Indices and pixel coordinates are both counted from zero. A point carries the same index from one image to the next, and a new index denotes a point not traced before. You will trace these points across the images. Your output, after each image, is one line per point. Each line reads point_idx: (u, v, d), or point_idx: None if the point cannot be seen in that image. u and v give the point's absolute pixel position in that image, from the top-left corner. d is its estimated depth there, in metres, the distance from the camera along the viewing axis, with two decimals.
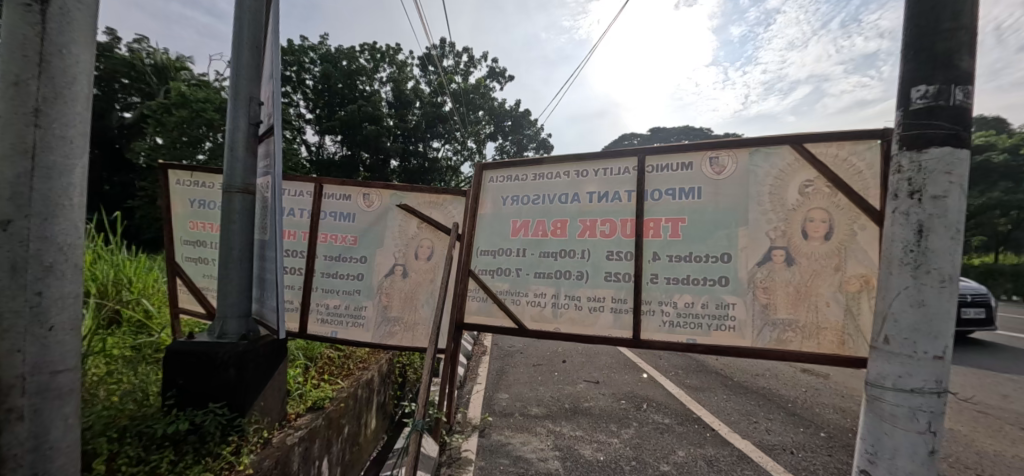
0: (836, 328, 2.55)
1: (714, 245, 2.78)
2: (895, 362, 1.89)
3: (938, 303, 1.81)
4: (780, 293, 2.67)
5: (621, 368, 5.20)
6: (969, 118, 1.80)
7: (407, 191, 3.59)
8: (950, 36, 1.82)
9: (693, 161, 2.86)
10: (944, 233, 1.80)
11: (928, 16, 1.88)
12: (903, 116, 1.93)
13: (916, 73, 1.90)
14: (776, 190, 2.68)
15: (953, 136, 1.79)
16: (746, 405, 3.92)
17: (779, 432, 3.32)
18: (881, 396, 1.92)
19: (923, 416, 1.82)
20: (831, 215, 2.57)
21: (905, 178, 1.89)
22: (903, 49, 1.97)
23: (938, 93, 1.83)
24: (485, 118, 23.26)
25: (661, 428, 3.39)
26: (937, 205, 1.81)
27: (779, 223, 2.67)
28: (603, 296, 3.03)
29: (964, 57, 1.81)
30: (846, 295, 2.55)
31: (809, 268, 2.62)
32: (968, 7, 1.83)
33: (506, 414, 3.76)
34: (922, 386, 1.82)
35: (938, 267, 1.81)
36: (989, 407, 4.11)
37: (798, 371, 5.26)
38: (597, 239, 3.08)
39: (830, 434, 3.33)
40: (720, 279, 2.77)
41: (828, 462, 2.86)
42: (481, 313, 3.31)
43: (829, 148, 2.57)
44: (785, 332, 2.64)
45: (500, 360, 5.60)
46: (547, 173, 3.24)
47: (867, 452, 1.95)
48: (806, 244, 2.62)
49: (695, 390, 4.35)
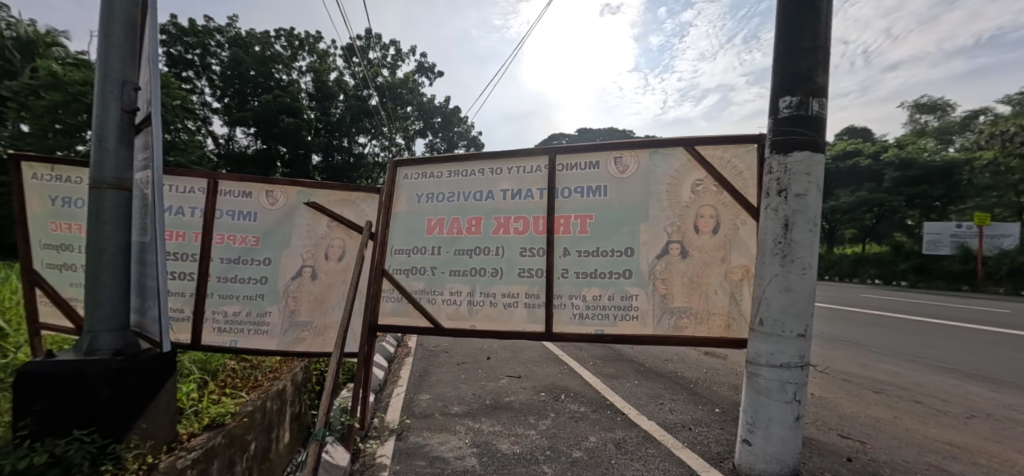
0: (723, 314, 2.83)
1: (618, 240, 2.94)
2: (769, 342, 2.31)
3: (801, 287, 2.27)
4: (677, 284, 2.89)
5: (542, 361, 5.34)
6: (822, 127, 2.30)
7: (315, 188, 3.38)
8: (811, 56, 2.32)
9: (599, 161, 3.00)
10: (803, 227, 2.27)
11: (793, 40, 2.36)
12: (774, 122, 2.39)
13: (788, 86, 2.37)
14: (673, 188, 2.90)
15: (811, 142, 2.28)
16: (654, 389, 4.22)
17: (680, 411, 3.60)
18: (758, 372, 2.33)
19: (790, 387, 2.26)
20: (718, 212, 2.84)
21: (775, 178, 2.33)
22: (775, 64, 2.44)
23: (800, 104, 2.31)
24: (414, 114, 22.92)
25: (576, 417, 3.52)
26: (799, 202, 2.26)
27: (674, 218, 2.89)
28: (516, 292, 3.09)
29: (819, 75, 2.32)
30: (731, 283, 2.84)
31: (700, 261, 2.87)
32: (824, 33, 2.32)
33: (427, 415, 3.69)
34: (790, 361, 2.26)
35: (800, 257, 2.27)
36: (850, 375, 4.80)
37: (701, 353, 5.76)
38: (511, 236, 3.12)
39: (723, 409, 3.68)
40: (624, 273, 2.94)
41: (720, 434, 3.13)
42: (396, 314, 3.23)
43: (716, 150, 2.84)
44: (681, 319, 2.87)
45: (424, 360, 5.53)
46: (462, 170, 3.23)
47: (748, 422, 2.40)
48: (697, 238, 2.87)
49: (609, 378, 4.59)
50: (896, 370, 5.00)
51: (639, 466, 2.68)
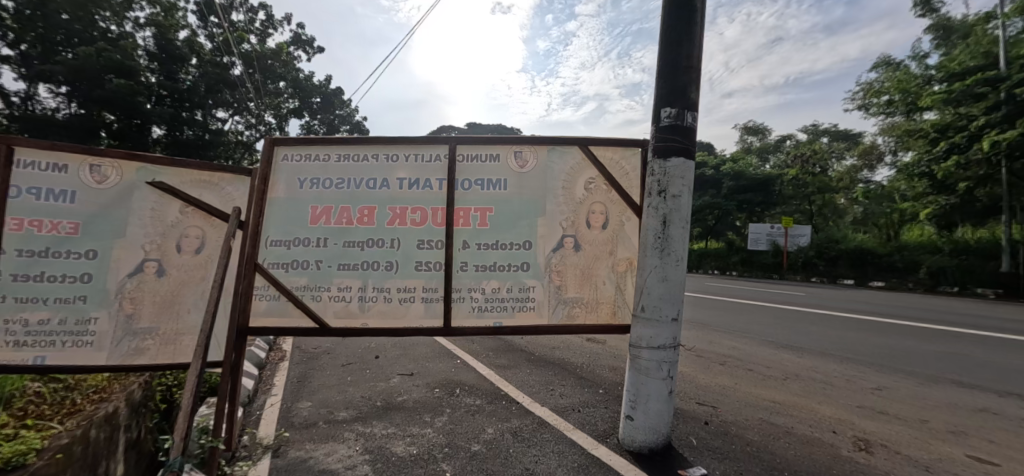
0: (609, 302, 3.08)
1: (517, 233, 2.99)
2: (648, 326, 2.56)
3: (675, 277, 2.55)
4: (570, 275, 3.05)
5: (436, 356, 5.22)
6: (695, 136, 2.61)
7: (164, 165, 2.78)
8: (686, 73, 2.62)
9: (500, 154, 3.00)
10: (678, 224, 2.55)
11: (673, 57, 2.64)
12: (657, 130, 2.66)
13: (668, 98, 2.65)
14: (568, 184, 3.03)
15: (685, 150, 2.58)
16: (545, 376, 4.41)
17: (569, 395, 3.83)
18: (640, 354, 2.58)
19: (665, 366, 2.54)
20: (607, 208, 3.07)
21: (656, 180, 2.60)
22: (659, 76, 2.71)
23: (678, 114, 2.61)
24: (287, 90, 20.69)
25: (472, 410, 3.52)
26: (674, 202, 2.55)
27: (569, 213, 3.04)
28: (412, 286, 2.95)
29: (693, 90, 2.64)
30: (617, 274, 3.10)
31: (591, 253, 3.07)
32: (696, 54, 2.64)
33: (310, 425, 3.34)
34: (665, 342, 2.54)
35: (675, 251, 2.55)
36: (702, 351, 5.64)
37: (584, 339, 6.21)
38: (407, 227, 2.96)
39: (606, 390, 4.01)
40: (522, 266, 3.00)
41: (605, 413, 3.40)
42: (273, 314, 2.85)
43: (606, 152, 3.05)
44: (574, 308, 3.04)
45: (302, 364, 5.00)
46: (354, 154, 2.97)
47: (631, 399, 2.65)
48: (588, 232, 3.06)
49: (503, 369, 4.68)
50: (734, 344, 6.01)
51: (536, 451, 2.76)
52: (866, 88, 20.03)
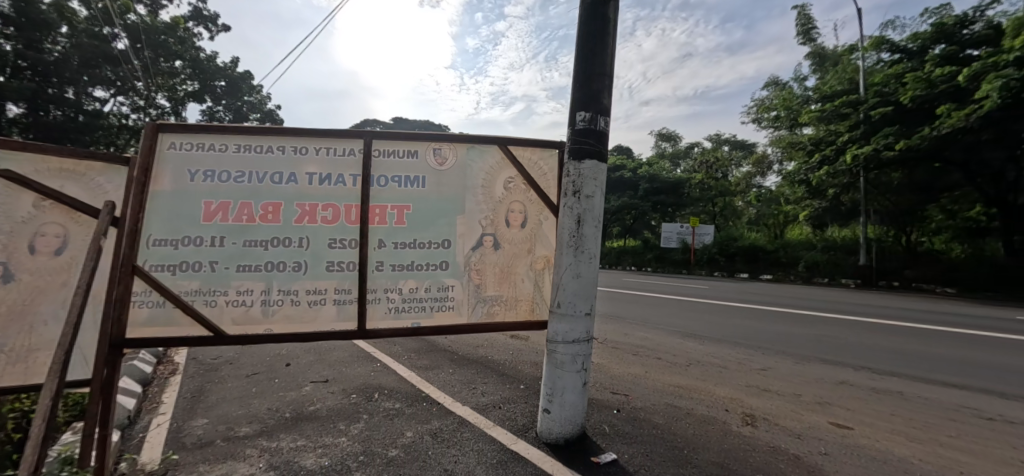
0: (528, 300, 3.17)
1: (436, 232, 2.95)
2: (563, 322, 2.66)
3: (587, 275, 2.67)
4: (489, 273, 3.07)
5: (354, 360, 4.99)
6: (606, 140, 2.75)
7: (10, 149, 2.33)
8: (599, 81, 2.76)
9: (418, 150, 2.93)
10: (591, 223, 2.67)
11: (588, 63, 2.76)
12: (572, 133, 2.76)
13: (583, 102, 2.77)
14: (487, 183, 3.05)
15: (597, 152, 2.71)
16: (467, 375, 4.40)
17: (491, 392, 3.85)
18: (556, 349, 2.67)
19: (579, 359, 2.66)
20: (525, 208, 3.14)
21: (572, 180, 2.70)
22: (574, 82, 2.82)
23: (591, 119, 2.72)
24: (185, 71, 18.55)
25: (391, 415, 3.40)
26: (587, 202, 2.66)
27: (488, 212, 3.06)
28: (324, 288, 2.79)
29: (605, 96, 2.78)
30: (536, 271, 3.19)
31: (510, 251, 3.13)
32: (609, 62, 2.78)
33: (205, 444, 3.01)
34: (580, 336, 2.65)
35: (588, 249, 2.67)
36: (617, 343, 5.99)
37: (508, 336, 6.30)
38: (317, 225, 2.78)
39: (526, 385, 4.10)
40: (441, 264, 2.97)
41: (525, 408, 3.47)
42: (157, 323, 2.52)
43: (525, 152, 3.11)
44: (494, 306, 3.08)
45: (199, 377, 4.50)
46: (255, 146, 2.72)
47: (548, 393, 2.74)
48: (508, 231, 3.11)
49: (425, 370, 4.59)
50: (646, 335, 6.47)
51: (456, 451, 2.74)
52: (759, 104, 22.63)
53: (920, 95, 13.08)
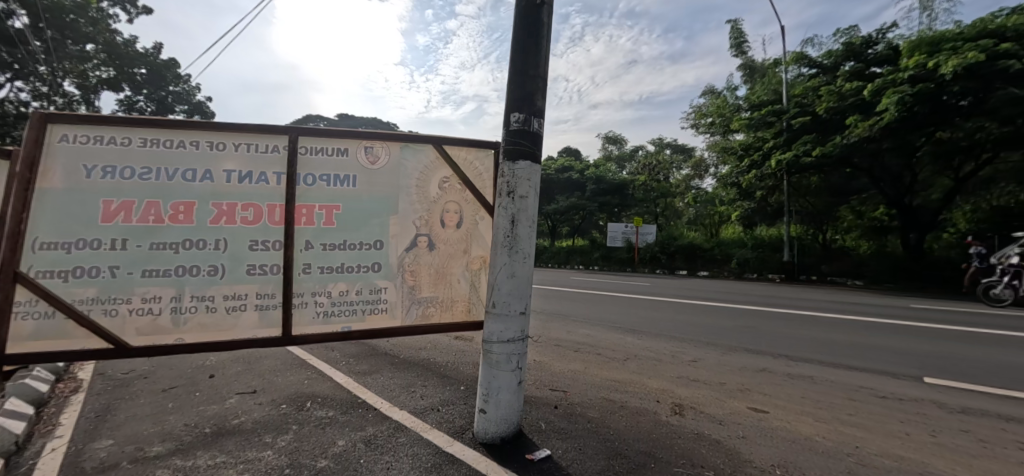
0: (464, 300, 3.31)
1: (368, 233, 2.96)
2: (498, 322, 2.68)
3: (522, 274, 2.71)
4: (424, 274, 3.16)
5: (286, 368, 4.73)
6: (540, 142, 2.80)
7: None
8: (533, 82, 2.79)
9: (348, 148, 2.88)
10: (525, 224, 2.72)
11: (522, 65, 2.80)
12: (507, 134, 2.78)
13: (517, 103, 2.79)
14: (422, 183, 3.09)
15: (531, 154, 2.74)
16: (407, 378, 4.31)
17: (429, 395, 3.80)
18: (491, 349, 2.69)
19: (514, 358, 2.69)
20: (461, 208, 3.24)
21: (506, 181, 2.72)
22: (509, 82, 2.83)
23: (525, 120, 2.76)
24: (97, 56, 16.81)
25: (323, 423, 3.26)
26: (521, 203, 2.70)
27: (423, 212, 3.12)
28: (243, 293, 2.69)
29: (539, 99, 2.83)
30: (472, 272, 3.33)
31: (446, 252, 3.23)
32: (542, 65, 2.83)
33: (107, 468, 2.73)
34: (513, 336, 2.68)
35: (522, 249, 2.71)
36: (561, 340, 6.12)
37: (452, 338, 6.24)
38: (236, 226, 2.65)
39: (467, 386, 4.09)
40: (373, 266, 3.00)
41: (463, 409, 3.45)
42: (45, 336, 2.27)
43: (462, 152, 3.21)
44: (429, 308, 3.18)
45: (105, 394, 4.07)
46: (163, 140, 2.50)
47: (484, 394, 2.74)
48: (443, 231, 3.21)
49: (363, 375, 4.44)
50: (588, 332, 6.66)
51: (389, 457, 2.67)
52: (696, 111, 24.00)
53: (833, 107, 14.48)
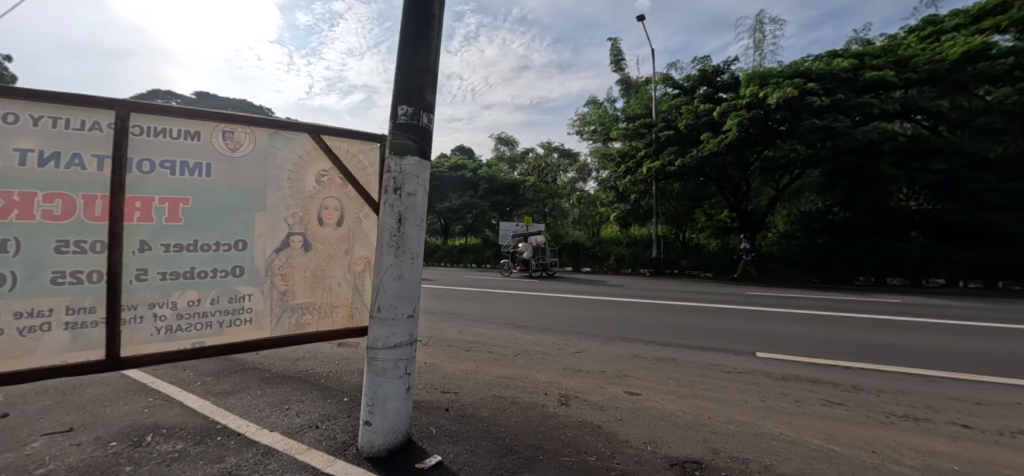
0: (346, 305, 3.29)
1: (227, 231, 2.73)
2: (384, 326, 2.53)
3: (410, 275, 2.60)
4: (299, 278, 3.06)
5: (119, 396, 3.89)
6: (429, 138, 2.71)
7: None
8: (423, 75, 2.69)
9: (201, 131, 2.59)
10: (412, 222, 2.61)
11: (411, 55, 2.67)
12: (394, 127, 2.63)
13: (404, 96, 2.66)
14: (296, 176, 2.95)
15: (419, 149, 2.64)
16: (280, 395, 3.84)
17: (307, 412, 3.44)
18: (376, 356, 2.53)
19: (401, 363, 2.57)
20: (341, 204, 3.20)
21: (392, 177, 2.58)
22: (397, 72, 2.67)
23: (414, 114, 2.64)
24: None
25: (168, 460, 2.73)
26: (408, 200, 2.59)
27: (297, 209, 3.00)
28: (47, 307, 2.21)
29: (429, 93, 2.73)
30: (354, 273, 3.33)
31: (324, 253, 3.17)
32: (433, 58, 2.74)
33: None
34: (401, 340, 2.56)
35: (410, 248, 2.59)
36: (452, 340, 6.06)
37: (335, 345, 5.77)
38: (35, 222, 2.14)
39: (351, 397, 3.81)
40: (234, 270, 2.78)
41: (346, 423, 3.20)
42: None
43: (342, 144, 3.15)
44: (304, 316, 3.09)
45: None
46: None
47: (368, 404, 2.56)
48: (321, 230, 3.13)
49: (224, 396, 3.85)
50: (480, 330, 6.70)
51: None
52: (580, 119, 25.84)
53: (691, 123, 16.82)
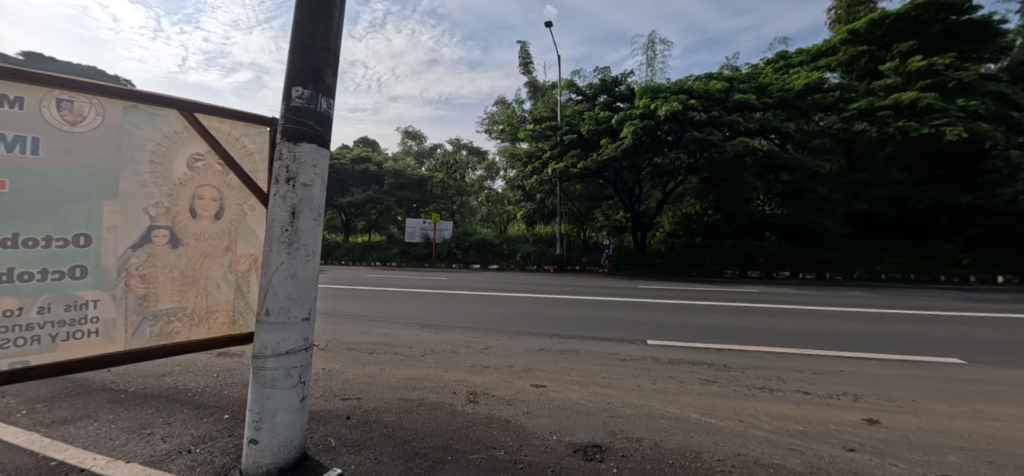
0: (226, 309, 2.93)
1: (63, 223, 2.23)
2: (274, 332, 2.28)
3: (305, 274, 2.36)
4: (164, 279, 2.65)
5: None
6: (328, 125, 2.49)
7: None
8: (321, 55, 2.45)
9: (27, 97, 2.08)
10: (308, 216, 2.38)
11: (308, 32, 2.43)
12: (287, 110, 2.37)
13: (299, 77, 2.41)
14: (160, 158, 2.56)
15: (316, 137, 2.41)
16: (140, 419, 3.25)
17: (176, 435, 2.96)
18: (264, 364, 2.27)
19: (295, 372, 2.33)
20: (220, 194, 2.85)
21: (284, 165, 2.33)
22: (291, 49, 2.41)
23: (310, 97, 2.41)
24: None
25: None
26: (304, 192, 2.35)
27: (162, 198, 2.59)
28: None
29: (329, 76, 2.51)
30: (236, 273, 2.97)
31: (198, 251, 2.78)
32: (334, 37, 2.52)
33: None
34: (294, 346, 2.32)
35: (305, 245, 2.36)
36: (354, 343, 5.69)
37: (213, 356, 5.08)
38: None
39: (233, 413, 3.38)
40: (73, 272, 2.29)
41: (227, 443, 2.83)
42: None
43: (222, 125, 2.80)
44: (170, 323, 2.68)
45: None
46: None
47: (255, 420, 2.29)
48: (195, 223, 2.74)
49: (59, 426, 3.14)
50: (384, 331, 6.39)
51: None
52: (489, 117, 26.11)
53: (592, 128, 17.97)
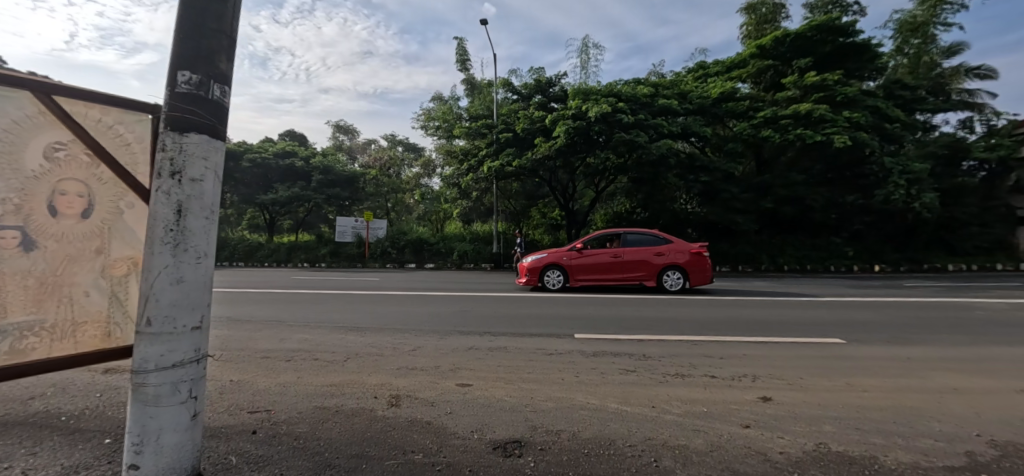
0: (98, 320, 2.54)
1: None
2: (156, 343, 2.03)
3: (194, 278, 2.14)
4: (12, 287, 2.30)
5: None
6: (222, 115, 2.27)
7: None
8: (213, 37, 2.22)
9: None
10: (198, 213, 2.15)
11: (197, 12, 2.20)
12: (172, 96, 2.12)
13: (186, 60, 2.16)
14: (4, 146, 2.24)
15: (207, 127, 2.18)
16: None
17: (41, 467, 2.57)
18: (145, 381, 2.02)
19: (184, 387, 2.10)
20: (89, 189, 2.49)
21: (168, 158, 2.09)
22: (177, 29, 2.16)
23: (200, 83, 2.17)
24: None
25: None
26: (193, 187, 2.13)
27: (10, 193, 2.26)
28: None
29: (222, 61, 2.28)
30: (111, 279, 2.57)
31: (62, 254, 2.42)
32: (228, 18, 2.30)
33: None
34: (182, 358, 2.09)
35: (193, 246, 2.13)
36: (269, 351, 5.29)
37: (98, 373, 4.47)
38: None
39: (116, 437, 2.99)
40: None
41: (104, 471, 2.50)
42: None
43: (89, 110, 2.45)
44: (23, 338, 2.33)
45: None
46: None
47: (134, 444, 2.05)
48: (56, 222, 2.40)
49: None
50: (305, 337, 6.00)
51: None
52: (425, 114, 25.55)
53: (527, 127, 18.22)
